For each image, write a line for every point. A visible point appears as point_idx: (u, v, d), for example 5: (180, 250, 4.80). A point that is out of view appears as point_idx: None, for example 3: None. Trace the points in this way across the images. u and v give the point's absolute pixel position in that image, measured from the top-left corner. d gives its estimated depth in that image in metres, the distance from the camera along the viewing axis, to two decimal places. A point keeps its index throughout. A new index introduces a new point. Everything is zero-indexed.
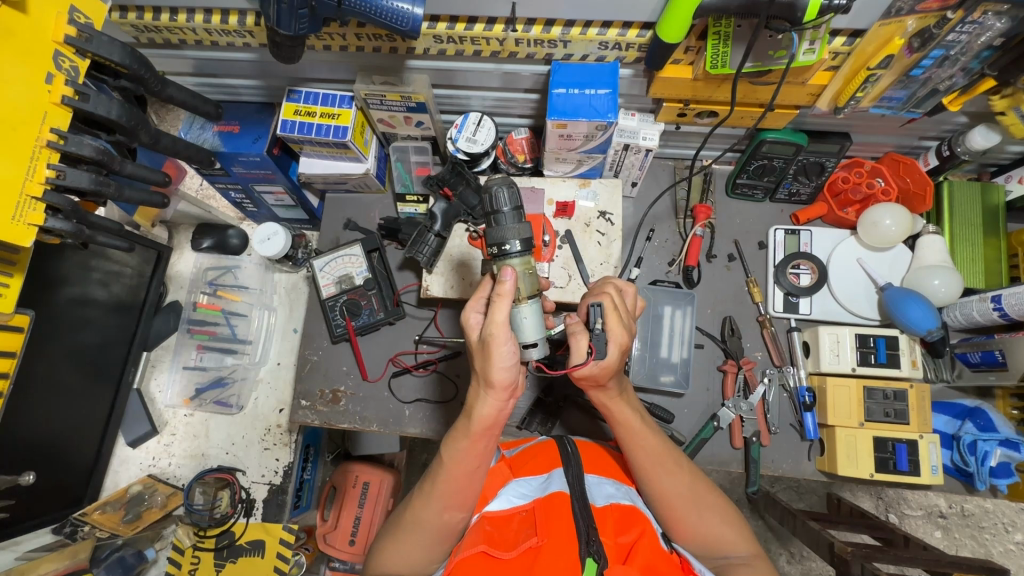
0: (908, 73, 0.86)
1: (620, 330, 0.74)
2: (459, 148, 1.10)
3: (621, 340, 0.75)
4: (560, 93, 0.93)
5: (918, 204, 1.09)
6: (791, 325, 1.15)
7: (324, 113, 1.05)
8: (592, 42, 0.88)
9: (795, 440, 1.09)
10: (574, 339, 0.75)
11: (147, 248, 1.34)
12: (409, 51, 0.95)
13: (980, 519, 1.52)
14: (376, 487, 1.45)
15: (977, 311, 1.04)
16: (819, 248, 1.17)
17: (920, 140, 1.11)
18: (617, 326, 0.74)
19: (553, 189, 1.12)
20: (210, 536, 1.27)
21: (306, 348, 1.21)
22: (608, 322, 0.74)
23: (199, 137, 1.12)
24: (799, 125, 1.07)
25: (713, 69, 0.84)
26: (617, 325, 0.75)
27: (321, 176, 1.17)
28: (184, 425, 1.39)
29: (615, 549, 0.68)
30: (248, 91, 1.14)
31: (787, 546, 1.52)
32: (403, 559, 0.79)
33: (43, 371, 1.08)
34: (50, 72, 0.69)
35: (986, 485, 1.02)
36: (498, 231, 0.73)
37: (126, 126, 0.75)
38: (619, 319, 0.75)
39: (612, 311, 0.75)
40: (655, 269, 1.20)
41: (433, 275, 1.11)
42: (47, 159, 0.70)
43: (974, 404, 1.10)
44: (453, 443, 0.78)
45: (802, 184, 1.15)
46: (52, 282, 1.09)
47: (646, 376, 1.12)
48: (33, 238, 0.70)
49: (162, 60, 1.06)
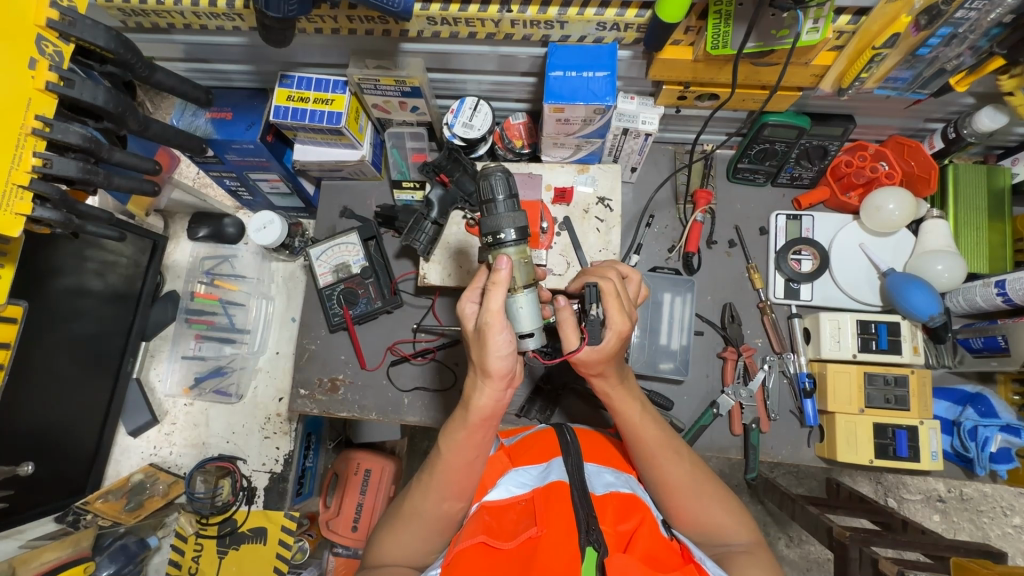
0: (914, 53, 0.84)
1: (619, 317, 0.74)
2: (455, 133, 1.07)
3: (621, 327, 0.74)
4: (557, 76, 0.91)
5: (923, 187, 1.08)
6: (791, 311, 1.14)
7: (317, 98, 1.03)
8: (589, 23, 0.86)
9: (794, 426, 1.09)
10: (563, 330, 0.75)
11: (141, 238, 1.33)
12: (403, 34, 0.93)
13: (979, 503, 1.53)
14: (378, 475, 1.45)
15: (980, 296, 1.02)
16: (820, 233, 1.15)
17: (926, 122, 1.09)
18: (617, 314, 0.74)
19: (550, 175, 1.10)
20: (211, 524, 1.29)
21: (304, 337, 1.20)
22: (605, 307, 0.74)
23: (191, 124, 1.10)
24: (801, 107, 1.04)
25: (713, 50, 0.82)
26: (618, 313, 0.74)
27: (316, 163, 1.16)
28: (184, 414, 1.39)
29: (615, 537, 0.68)
30: (240, 77, 1.11)
31: (786, 530, 1.53)
32: (402, 550, 0.78)
33: (39, 362, 1.08)
34: (33, 57, 0.67)
35: (986, 471, 1.02)
36: (492, 220, 0.72)
37: (113, 112, 0.74)
38: (619, 306, 0.75)
39: (611, 298, 0.74)
40: (654, 255, 1.19)
41: (430, 263, 1.09)
42: (33, 147, 0.68)
43: (975, 390, 1.09)
44: (450, 435, 0.77)
45: (805, 168, 1.13)
46: (48, 272, 1.08)
47: (646, 363, 1.11)
48: (22, 227, 0.69)
49: (150, 45, 1.03)
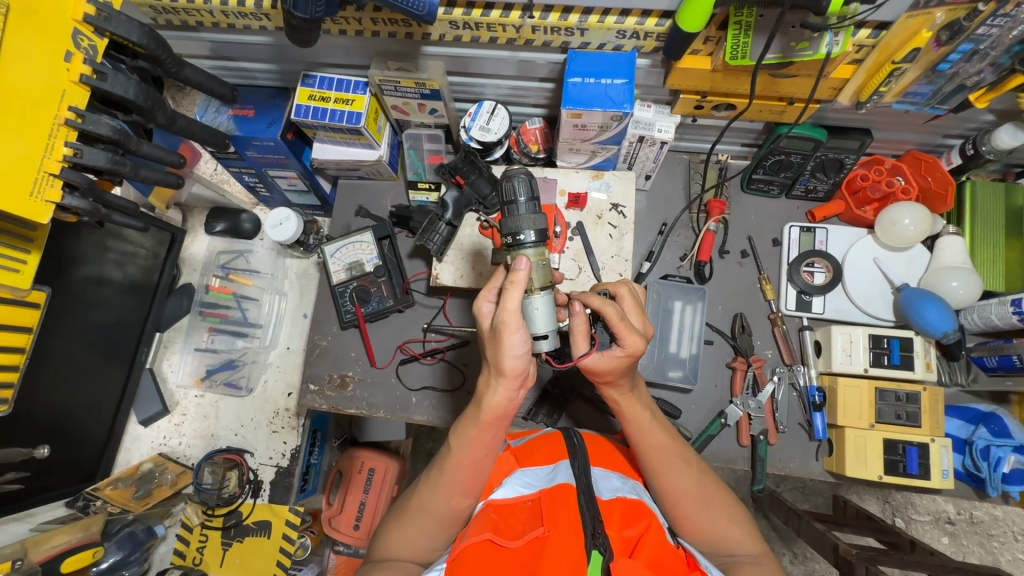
0: (934, 68, 0.84)
1: (633, 339, 0.75)
2: (472, 137, 1.10)
3: (634, 348, 0.75)
4: (575, 82, 0.92)
5: (939, 204, 1.08)
6: (803, 324, 1.14)
7: (338, 98, 1.05)
8: (610, 31, 0.87)
9: (803, 439, 1.08)
10: (574, 338, 0.76)
11: (160, 230, 1.36)
12: (425, 37, 0.94)
13: (990, 527, 1.50)
14: (382, 474, 1.46)
15: (996, 314, 1.01)
16: (834, 246, 1.15)
17: (943, 138, 1.09)
18: (630, 334, 0.75)
19: (565, 180, 1.11)
20: (217, 516, 1.32)
21: (316, 333, 1.21)
22: (617, 330, 0.75)
23: (213, 120, 1.12)
24: (819, 120, 1.04)
25: (732, 61, 0.83)
26: (630, 334, 0.75)
27: (333, 162, 1.17)
28: (194, 405, 1.41)
29: (621, 542, 0.68)
30: (263, 76, 1.13)
31: (790, 546, 1.52)
32: (409, 544, 0.79)
33: (57, 350, 1.09)
34: (68, 50, 0.69)
35: (998, 491, 1.01)
36: (512, 221, 0.73)
37: (143, 106, 0.76)
38: (630, 327, 0.75)
39: (619, 323, 0.74)
40: (666, 263, 1.19)
41: (443, 263, 1.10)
42: (65, 137, 0.71)
43: (988, 408, 1.08)
44: (461, 432, 0.78)
45: (820, 180, 1.12)
46: (70, 261, 1.10)
47: (655, 370, 1.10)
48: (51, 215, 0.71)
49: (178, 42, 1.06)
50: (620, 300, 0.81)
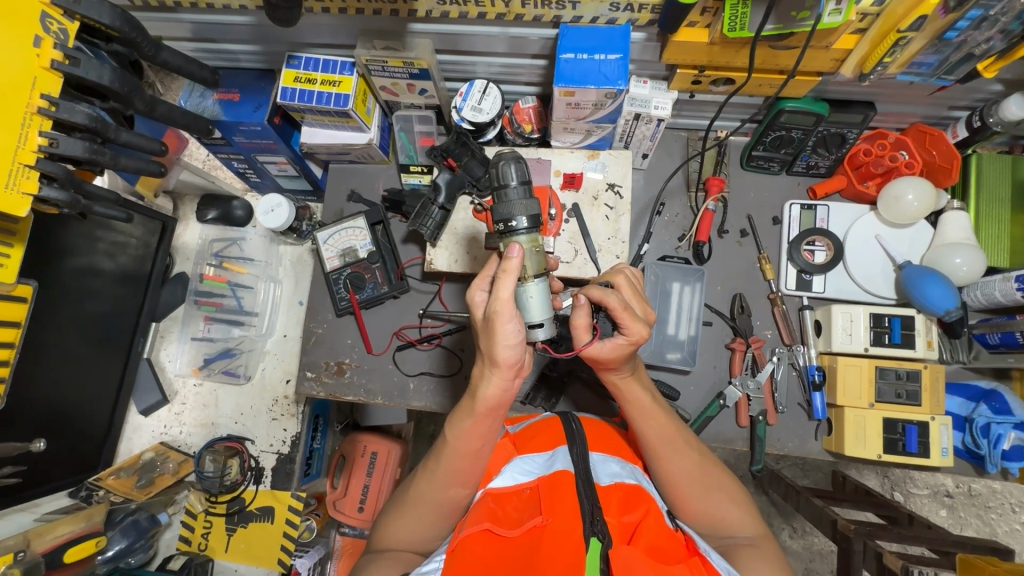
0: (941, 37, 0.81)
1: (637, 328, 0.74)
2: (464, 117, 1.06)
3: (637, 336, 0.74)
4: (568, 58, 0.89)
5: (944, 178, 1.04)
6: (802, 303, 1.12)
7: (325, 80, 1.02)
8: (603, 3, 0.84)
9: (802, 419, 1.08)
10: (576, 330, 0.75)
11: (150, 219, 1.33)
12: (411, 13, 0.91)
13: (988, 499, 1.51)
14: (384, 457, 1.47)
15: (999, 291, 0.99)
16: (835, 224, 1.13)
17: (949, 110, 1.06)
18: (633, 323, 0.74)
19: (560, 161, 1.08)
20: (221, 502, 1.33)
21: (311, 320, 1.20)
22: (620, 319, 0.74)
23: (198, 105, 1.09)
24: (820, 93, 1.01)
25: (730, 33, 0.80)
26: (634, 323, 0.74)
27: (323, 146, 1.14)
28: (194, 394, 1.41)
29: (619, 528, 0.67)
30: (248, 57, 1.10)
31: (789, 521, 1.53)
32: (408, 534, 0.80)
33: (51, 342, 1.09)
34: (37, 35, 0.67)
35: (997, 468, 1.02)
36: (504, 207, 0.71)
37: (120, 92, 0.73)
38: (633, 316, 0.74)
39: (622, 313, 0.73)
40: (664, 244, 1.17)
41: (437, 249, 1.08)
42: (39, 126, 0.68)
43: (989, 385, 1.08)
44: (457, 422, 0.77)
45: (821, 156, 1.10)
46: (59, 251, 1.08)
47: (653, 353, 1.09)
48: (29, 207, 0.69)
49: (157, 24, 1.02)
50: (620, 290, 0.79)
